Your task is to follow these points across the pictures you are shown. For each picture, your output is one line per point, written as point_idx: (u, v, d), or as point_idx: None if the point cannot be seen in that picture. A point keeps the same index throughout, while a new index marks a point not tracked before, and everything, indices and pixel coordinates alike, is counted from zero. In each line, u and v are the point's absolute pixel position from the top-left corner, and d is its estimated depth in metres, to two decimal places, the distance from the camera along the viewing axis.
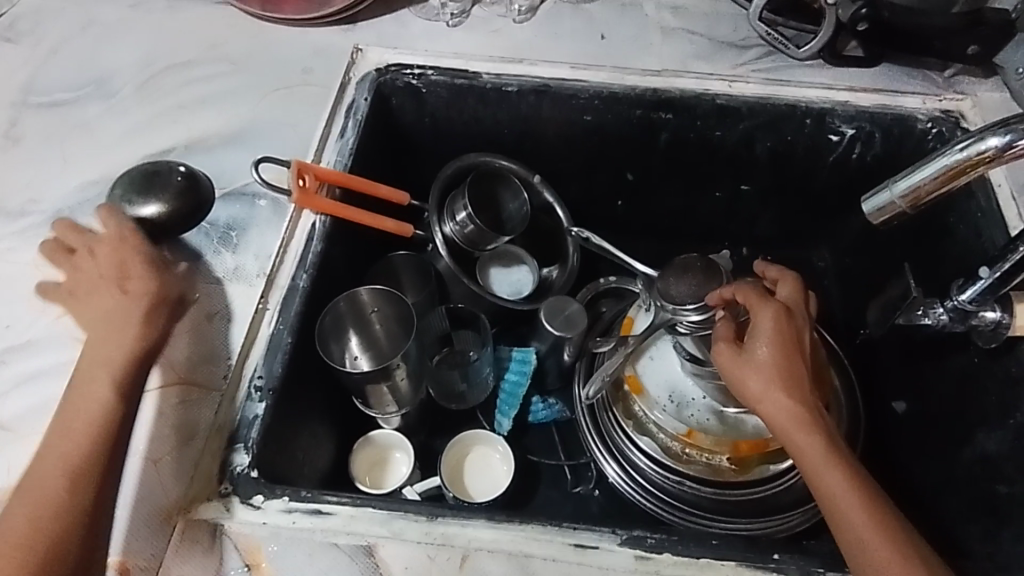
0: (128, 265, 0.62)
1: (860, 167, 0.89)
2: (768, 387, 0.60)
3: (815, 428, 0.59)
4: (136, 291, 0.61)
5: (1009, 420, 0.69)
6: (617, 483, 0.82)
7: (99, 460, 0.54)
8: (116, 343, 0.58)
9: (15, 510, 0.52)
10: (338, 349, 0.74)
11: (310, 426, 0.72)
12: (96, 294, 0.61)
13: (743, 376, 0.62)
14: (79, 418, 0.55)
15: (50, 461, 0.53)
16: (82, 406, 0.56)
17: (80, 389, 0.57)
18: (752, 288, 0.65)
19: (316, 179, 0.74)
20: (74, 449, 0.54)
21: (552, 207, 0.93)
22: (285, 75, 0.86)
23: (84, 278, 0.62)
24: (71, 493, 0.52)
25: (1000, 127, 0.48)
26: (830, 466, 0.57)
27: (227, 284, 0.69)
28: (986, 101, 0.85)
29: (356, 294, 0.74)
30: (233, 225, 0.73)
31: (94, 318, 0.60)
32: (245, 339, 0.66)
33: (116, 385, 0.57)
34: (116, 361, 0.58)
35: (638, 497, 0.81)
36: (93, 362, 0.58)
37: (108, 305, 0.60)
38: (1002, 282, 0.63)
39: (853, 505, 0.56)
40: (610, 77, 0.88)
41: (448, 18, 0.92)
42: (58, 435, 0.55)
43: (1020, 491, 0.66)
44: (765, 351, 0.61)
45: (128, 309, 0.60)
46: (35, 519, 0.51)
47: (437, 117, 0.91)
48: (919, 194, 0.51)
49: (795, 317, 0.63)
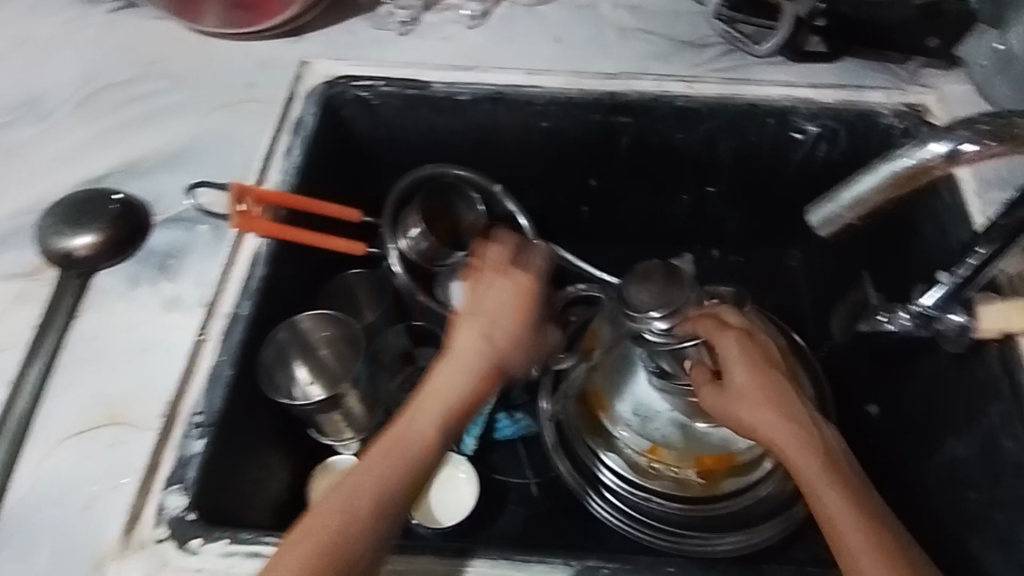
0: (503, 316, 0.61)
1: (827, 165, 0.87)
2: (758, 410, 0.63)
3: (803, 443, 0.60)
4: (497, 347, 0.61)
5: (976, 425, 0.67)
6: (584, 501, 0.80)
7: (394, 495, 0.55)
8: (457, 384, 0.60)
9: (317, 513, 0.53)
10: (284, 380, 0.71)
11: (260, 455, 0.70)
12: (469, 324, 0.62)
13: (736, 406, 0.64)
14: (399, 442, 0.57)
15: (371, 472, 0.55)
16: (409, 434, 0.57)
17: (407, 417, 0.59)
18: (709, 319, 0.68)
19: (257, 202, 0.72)
20: (392, 475, 0.56)
21: (515, 216, 0.91)
22: (227, 90, 0.83)
23: (474, 305, 0.63)
24: (371, 512, 0.54)
25: (945, 133, 0.46)
26: (827, 481, 0.58)
27: (166, 313, 0.67)
28: (951, 95, 0.83)
29: (296, 321, 0.72)
30: (172, 252, 0.70)
31: (450, 350, 0.61)
32: (183, 370, 0.64)
33: (441, 431, 0.59)
34: (451, 403, 0.59)
35: (607, 514, 0.79)
36: (438, 392, 0.59)
37: (461, 347, 0.61)
38: (965, 285, 0.63)
39: (851, 520, 0.55)
40: (566, 81, 0.85)
41: (397, 26, 0.89)
42: (382, 455, 0.56)
43: (988, 498, 0.64)
44: (740, 377, 0.65)
45: (480, 359, 0.60)
46: (342, 524, 0.53)
47: (391, 130, 0.88)
48: (864, 205, 0.49)
49: (757, 340, 0.68)
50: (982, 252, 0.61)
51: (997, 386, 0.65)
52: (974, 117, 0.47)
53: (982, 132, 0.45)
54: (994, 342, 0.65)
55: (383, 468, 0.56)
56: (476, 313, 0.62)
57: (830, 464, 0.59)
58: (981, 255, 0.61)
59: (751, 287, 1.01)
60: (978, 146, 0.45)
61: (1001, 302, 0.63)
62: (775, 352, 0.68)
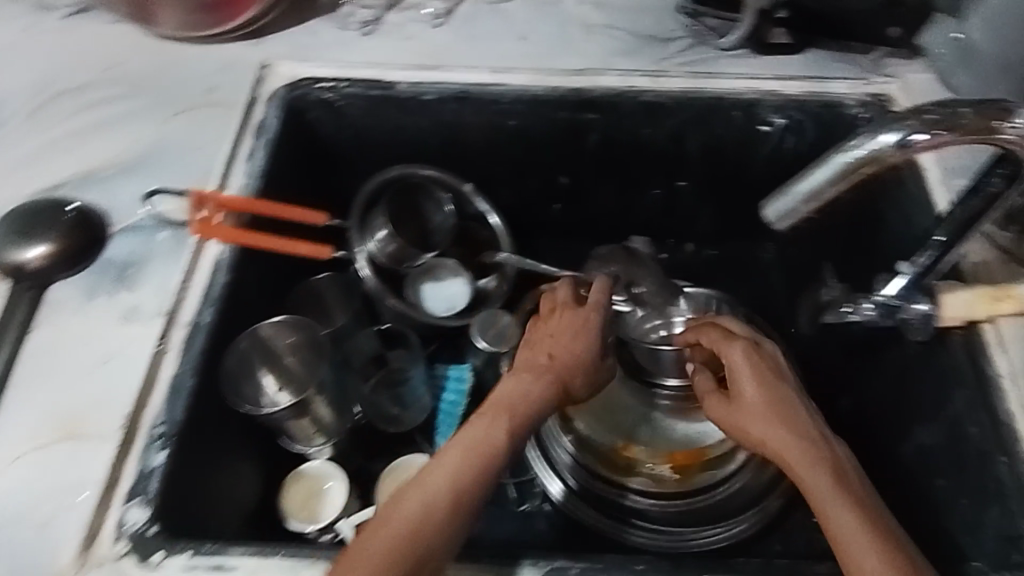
0: (563, 338, 0.70)
1: (795, 156, 0.86)
2: (766, 420, 0.62)
3: (813, 458, 0.58)
4: (560, 362, 0.68)
5: (943, 412, 0.67)
6: (561, 501, 0.78)
7: (474, 480, 0.57)
8: (533, 384, 0.66)
9: (399, 502, 0.55)
10: (250, 389, 0.70)
11: (227, 465, 0.69)
12: (541, 343, 0.70)
13: (740, 417, 0.64)
14: (478, 438, 0.59)
15: (451, 454, 0.58)
16: (487, 431, 0.60)
17: (484, 416, 0.62)
18: (714, 331, 0.71)
19: (217, 208, 0.72)
20: (472, 471, 0.57)
21: (485, 216, 0.91)
22: (186, 95, 0.82)
23: (549, 330, 0.72)
24: (449, 494, 0.56)
25: (893, 124, 0.46)
26: (835, 494, 0.55)
27: (125, 324, 0.66)
28: (916, 84, 0.82)
29: (258, 331, 0.71)
30: (132, 261, 0.70)
31: (520, 365, 0.68)
32: (143, 381, 0.63)
33: (516, 432, 0.62)
34: (531, 402, 0.64)
35: (571, 506, 0.77)
36: (515, 389, 0.65)
37: (530, 360, 0.68)
38: (927, 273, 0.64)
39: (861, 538, 0.52)
40: (531, 79, 0.84)
41: (360, 26, 0.88)
42: (460, 449, 0.58)
43: (956, 485, 0.65)
44: (747, 387, 0.64)
45: (552, 368, 0.68)
46: (425, 501, 0.55)
47: (357, 132, 0.87)
48: (819, 197, 0.48)
49: (766, 351, 0.68)
50: (942, 239, 0.61)
51: (961, 373, 0.65)
52: (921, 107, 0.47)
53: (930, 122, 0.46)
54: (957, 329, 0.66)
55: (462, 460, 0.58)
56: (550, 336, 0.71)
57: (840, 480, 0.56)
58: (940, 243, 0.62)
59: (725, 280, 1.00)
60: (928, 134, 0.46)
61: (963, 291, 0.63)
62: (787, 366, 0.68)
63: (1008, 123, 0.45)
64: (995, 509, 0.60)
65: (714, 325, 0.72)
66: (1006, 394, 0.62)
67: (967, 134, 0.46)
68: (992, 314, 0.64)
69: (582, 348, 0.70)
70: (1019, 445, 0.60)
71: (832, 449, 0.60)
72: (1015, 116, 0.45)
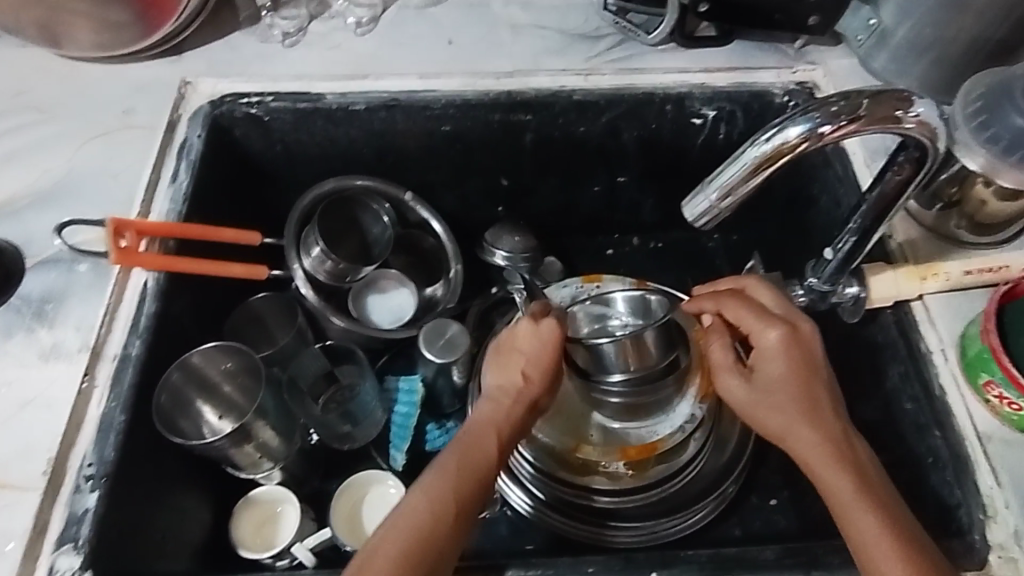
0: (535, 355, 0.68)
1: (729, 145, 0.88)
2: (792, 420, 0.61)
3: (836, 460, 0.58)
4: (534, 380, 0.67)
5: (882, 388, 0.69)
6: (521, 508, 0.77)
7: (458, 508, 0.59)
8: (507, 407, 0.66)
9: (397, 518, 0.57)
10: (189, 426, 0.69)
11: (171, 499, 0.67)
12: (510, 365, 0.68)
13: (762, 416, 0.62)
14: (472, 458, 0.61)
15: (441, 477, 0.59)
16: (478, 447, 0.62)
17: (472, 431, 0.63)
18: (742, 307, 0.66)
19: (137, 236, 0.68)
20: (466, 481, 0.60)
21: (428, 223, 0.89)
22: (101, 119, 0.79)
23: (519, 347, 0.68)
24: (444, 516, 0.58)
25: (801, 116, 0.48)
26: (860, 499, 0.55)
27: (46, 364, 0.63)
28: (837, 69, 0.85)
29: (188, 360, 0.68)
30: (50, 296, 0.67)
31: (495, 385, 0.67)
32: (68, 422, 0.60)
33: (502, 448, 0.64)
34: (505, 428, 0.64)
35: (541, 512, 0.76)
36: (489, 417, 0.65)
37: (505, 383, 0.67)
38: (847, 259, 0.63)
39: (885, 545, 0.53)
40: (461, 83, 0.84)
41: (282, 38, 0.86)
42: (455, 465, 0.60)
43: (896, 459, 0.67)
44: (775, 379, 0.62)
45: (525, 395, 0.67)
46: (428, 520, 0.57)
47: (287, 146, 0.85)
48: (733, 190, 0.49)
49: (804, 334, 0.63)
50: (857, 224, 0.61)
51: (895, 349, 0.67)
52: (826, 99, 0.48)
53: (832, 114, 0.47)
54: (888, 307, 0.67)
55: (458, 472, 0.60)
56: (529, 352, 0.68)
57: (864, 483, 0.56)
58: (855, 229, 0.61)
59: (674, 268, 1.00)
60: (831, 127, 0.47)
61: (890, 270, 0.65)
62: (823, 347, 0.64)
63: (906, 112, 0.49)
64: (934, 480, 0.62)
65: (742, 299, 0.66)
66: (938, 369, 0.63)
67: (870, 123, 0.48)
68: (919, 291, 0.66)
69: (546, 372, 0.68)
70: (954, 418, 0.61)
71: (856, 448, 0.59)
72: (911, 106, 0.49)
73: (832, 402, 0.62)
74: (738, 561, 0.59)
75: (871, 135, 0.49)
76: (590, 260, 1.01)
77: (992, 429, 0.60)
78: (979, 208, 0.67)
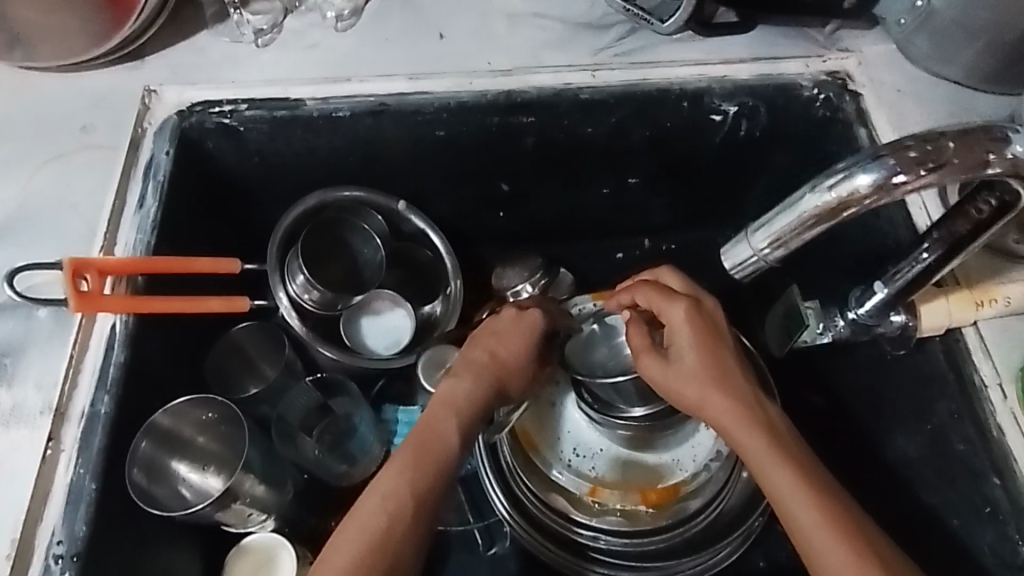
0: (507, 337, 0.68)
1: (750, 142, 0.80)
2: (703, 390, 0.60)
3: (748, 423, 0.57)
4: (504, 360, 0.66)
5: (927, 424, 0.63)
6: (520, 537, 0.71)
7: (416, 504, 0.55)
8: (467, 395, 0.63)
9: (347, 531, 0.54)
10: (167, 490, 0.64)
11: (155, 563, 0.62)
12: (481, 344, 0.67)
13: (675, 387, 0.61)
14: (424, 454, 0.58)
15: (394, 471, 0.56)
16: (436, 437, 0.59)
17: (432, 418, 0.61)
18: (653, 289, 0.65)
19: (99, 275, 0.61)
20: (426, 475, 0.57)
21: (425, 234, 0.82)
22: (57, 139, 0.71)
23: (498, 333, 0.68)
24: (398, 513, 0.54)
25: (871, 161, 0.43)
26: (776, 461, 0.55)
27: (6, 428, 0.57)
28: (871, 57, 0.76)
29: (155, 421, 0.62)
30: (8, 348, 0.60)
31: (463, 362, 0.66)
32: (33, 493, 0.55)
33: (466, 433, 0.61)
34: (469, 411, 0.62)
35: (534, 545, 0.70)
36: (457, 400, 0.62)
37: (468, 365, 0.65)
38: (901, 294, 0.57)
39: (803, 504, 0.52)
40: (454, 84, 0.75)
41: (253, 36, 0.77)
42: (408, 463, 0.57)
43: (945, 501, 0.62)
44: (687, 356, 0.61)
45: (483, 381, 0.64)
46: (385, 514, 0.54)
47: (265, 158, 0.77)
48: (783, 239, 0.46)
49: (705, 304, 0.64)
50: (930, 257, 0.54)
51: (944, 382, 0.60)
52: (900, 142, 0.44)
53: (909, 163, 0.43)
54: (937, 335, 0.61)
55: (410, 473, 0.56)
56: (505, 335, 0.68)
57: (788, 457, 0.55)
58: (930, 261, 0.54)
59: (688, 273, 0.93)
60: (906, 177, 0.43)
61: (943, 298, 0.58)
62: (727, 323, 0.64)
63: (1000, 153, 0.42)
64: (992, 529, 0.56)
65: (652, 282, 0.66)
66: (995, 407, 0.57)
67: (954, 172, 0.43)
68: (975, 318, 0.59)
69: (516, 352, 0.67)
70: (1016, 463, 0.56)
71: (766, 408, 0.59)
72: (1007, 145, 0.42)
73: (742, 369, 0.61)
74: None
75: (955, 181, 0.44)
76: (598, 268, 0.94)
77: None
78: None
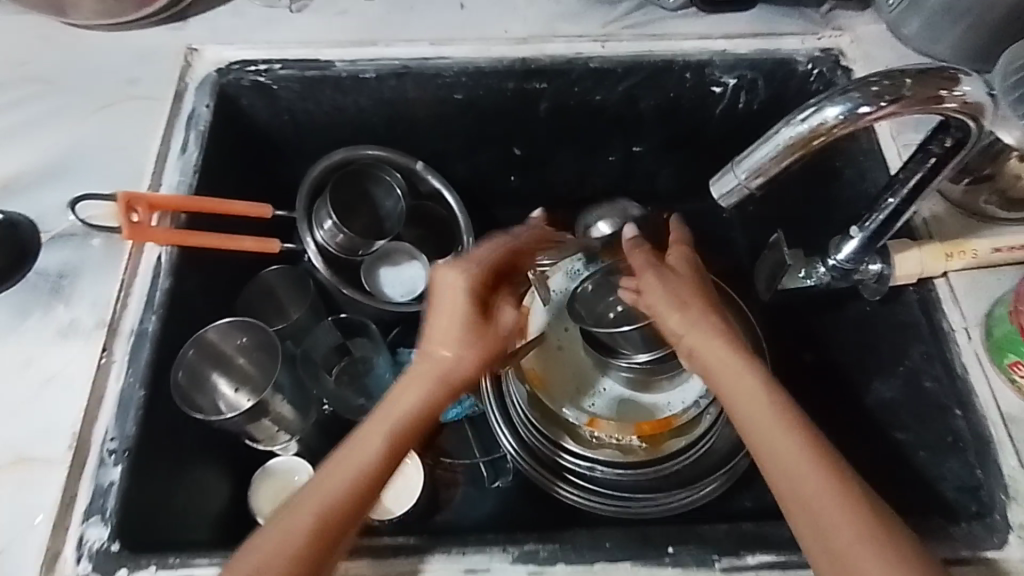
0: (444, 318, 0.61)
1: (749, 114, 0.85)
2: (693, 334, 0.61)
3: (736, 373, 0.58)
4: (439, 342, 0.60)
5: (901, 366, 0.69)
6: (524, 469, 0.77)
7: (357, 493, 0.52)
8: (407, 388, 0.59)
9: (316, 489, 0.52)
10: (207, 399, 0.71)
11: (190, 474, 0.68)
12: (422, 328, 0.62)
13: (668, 314, 0.63)
14: (373, 441, 0.55)
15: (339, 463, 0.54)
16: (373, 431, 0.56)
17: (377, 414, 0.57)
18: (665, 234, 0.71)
19: (149, 209, 0.67)
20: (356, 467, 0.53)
21: (440, 193, 0.88)
22: (108, 90, 0.77)
23: (433, 312, 0.62)
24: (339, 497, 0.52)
25: (840, 96, 0.49)
26: (762, 409, 0.56)
27: (63, 340, 0.63)
28: (864, 35, 0.82)
29: (204, 335, 0.69)
30: (65, 272, 0.66)
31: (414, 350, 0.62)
32: (89, 397, 0.61)
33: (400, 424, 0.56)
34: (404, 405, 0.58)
35: (531, 467, 0.77)
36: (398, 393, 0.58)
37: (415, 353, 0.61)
38: (874, 237, 0.62)
39: (792, 450, 0.53)
40: (474, 50, 0.81)
41: (288, 2, 0.83)
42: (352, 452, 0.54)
43: (914, 437, 0.68)
44: (678, 288, 0.65)
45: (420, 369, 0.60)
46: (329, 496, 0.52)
47: (297, 115, 0.83)
48: (764, 171, 0.51)
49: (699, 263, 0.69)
50: (891, 202, 0.60)
51: (918, 328, 0.66)
52: (866, 79, 0.49)
53: (873, 94, 0.48)
54: (912, 285, 0.67)
55: (379, 446, 0.55)
56: (438, 316, 0.61)
57: (795, 425, 0.54)
58: (892, 206, 0.60)
59: None
60: (871, 107, 0.48)
61: (917, 248, 0.64)
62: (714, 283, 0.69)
63: (952, 91, 0.48)
64: (955, 460, 0.62)
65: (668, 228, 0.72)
66: (962, 348, 0.63)
67: (912, 104, 0.48)
68: (945, 269, 0.65)
69: (451, 334, 0.61)
70: (977, 399, 0.61)
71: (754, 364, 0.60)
72: (958, 84, 0.48)
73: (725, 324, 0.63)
74: (757, 539, 0.58)
75: (914, 115, 0.49)
76: None
77: (1016, 411, 0.60)
78: (1013, 182, 0.65)
